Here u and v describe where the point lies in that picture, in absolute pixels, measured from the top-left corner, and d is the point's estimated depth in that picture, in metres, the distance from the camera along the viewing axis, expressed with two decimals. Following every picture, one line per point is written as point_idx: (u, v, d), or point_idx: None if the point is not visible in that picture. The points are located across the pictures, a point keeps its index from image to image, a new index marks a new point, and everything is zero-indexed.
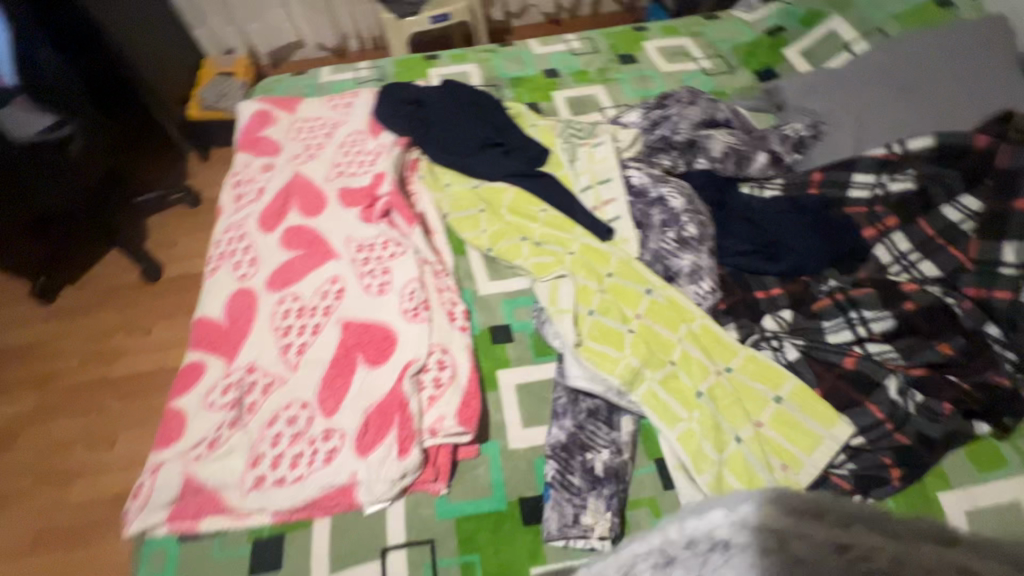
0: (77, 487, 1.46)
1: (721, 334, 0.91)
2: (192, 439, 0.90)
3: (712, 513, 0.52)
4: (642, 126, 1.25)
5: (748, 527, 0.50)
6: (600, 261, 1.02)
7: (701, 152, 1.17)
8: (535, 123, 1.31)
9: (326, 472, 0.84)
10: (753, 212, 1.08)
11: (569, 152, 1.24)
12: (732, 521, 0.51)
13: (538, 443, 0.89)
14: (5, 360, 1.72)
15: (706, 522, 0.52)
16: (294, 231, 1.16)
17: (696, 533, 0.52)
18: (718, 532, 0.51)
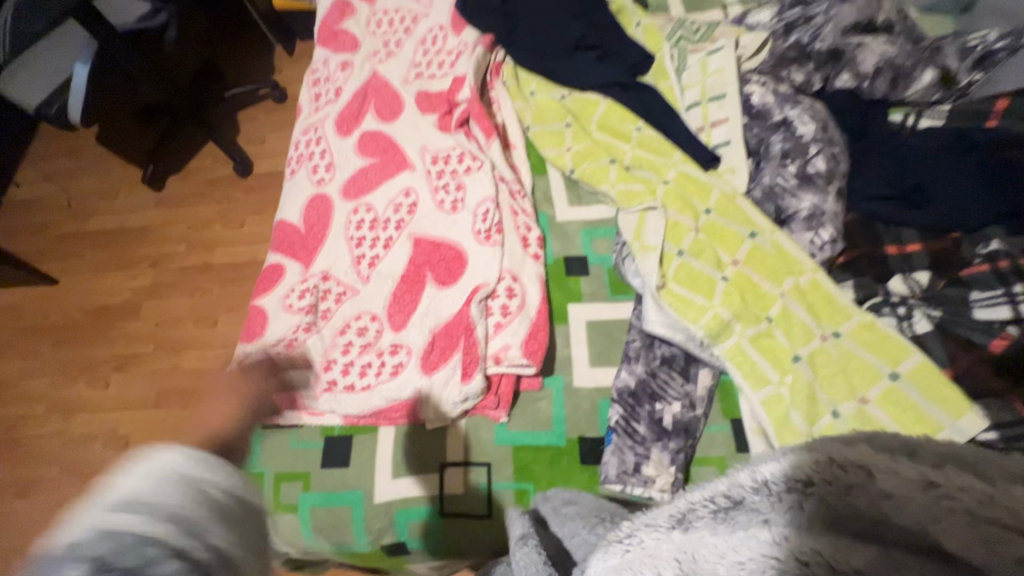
0: (186, 357, 1.66)
1: (835, 292, 0.78)
2: (273, 336, 0.96)
3: (792, 454, 0.41)
4: (773, 30, 1.03)
5: (837, 462, 0.39)
6: (698, 194, 0.89)
7: (846, 67, 0.95)
8: (639, 22, 1.13)
9: (391, 385, 0.86)
10: (905, 147, 0.87)
11: (677, 59, 1.05)
12: (818, 457, 0.40)
13: (604, 384, 0.85)
14: (130, 240, 1.90)
15: (782, 463, 0.41)
16: (370, 136, 1.11)
17: (769, 474, 0.41)
18: (800, 471, 0.40)
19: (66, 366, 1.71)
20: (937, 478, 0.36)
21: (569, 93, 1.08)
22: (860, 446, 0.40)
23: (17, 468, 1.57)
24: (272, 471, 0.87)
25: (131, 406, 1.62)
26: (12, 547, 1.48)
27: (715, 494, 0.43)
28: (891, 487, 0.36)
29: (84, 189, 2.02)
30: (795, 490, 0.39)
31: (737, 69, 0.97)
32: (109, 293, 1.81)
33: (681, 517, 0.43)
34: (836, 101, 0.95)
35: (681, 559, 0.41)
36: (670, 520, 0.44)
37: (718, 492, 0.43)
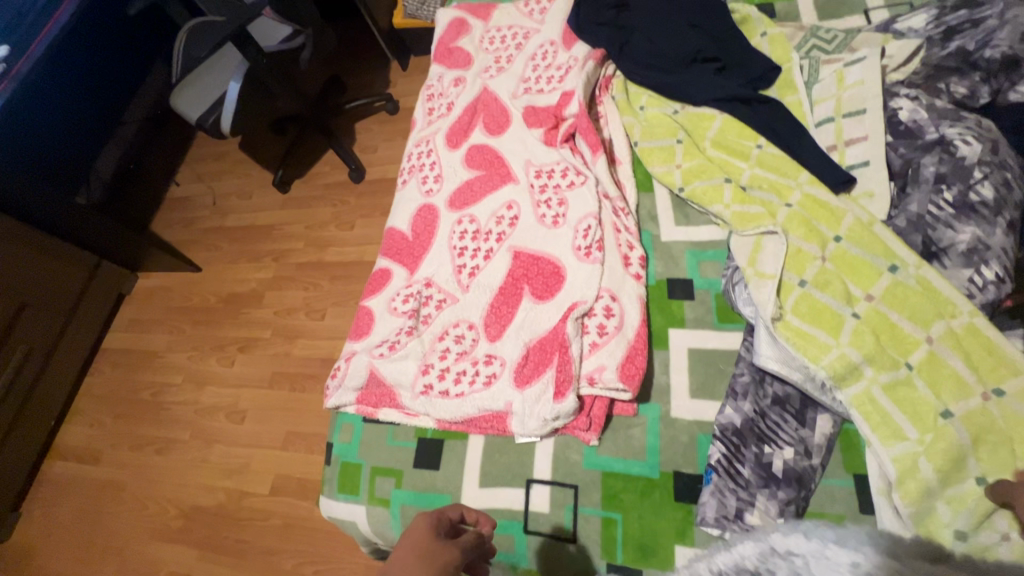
0: (298, 345, 1.83)
1: (1000, 342, 0.66)
2: (378, 337, 1.02)
3: (741, 546, 0.57)
4: (930, 35, 0.91)
5: (778, 553, 0.54)
6: (827, 219, 0.81)
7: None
8: (765, 30, 1.05)
9: (484, 395, 0.88)
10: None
11: (808, 71, 0.97)
12: (765, 549, 0.55)
13: (704, 418, 0.80)
14: (259, 235, 2.14)
15: (734, 556, 0.57)
16: (477, 150, 1.14)
17: (724, 563, 0.56)
18: (746, 561, 0.55)
19: (202, 343, 1.96)
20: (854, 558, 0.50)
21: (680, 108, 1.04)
22: (794, 535, 0.55)
23: (160, 427, 1.83)
24: (369, 464, 0.93)
25: (250, 384, 1.81)
26: (150, 496, 1.71)
27: None
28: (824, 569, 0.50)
29: (226, 190, 2.31)
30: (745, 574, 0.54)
31: (882, 82, 0.88)
32: (240, 282, 2.05)
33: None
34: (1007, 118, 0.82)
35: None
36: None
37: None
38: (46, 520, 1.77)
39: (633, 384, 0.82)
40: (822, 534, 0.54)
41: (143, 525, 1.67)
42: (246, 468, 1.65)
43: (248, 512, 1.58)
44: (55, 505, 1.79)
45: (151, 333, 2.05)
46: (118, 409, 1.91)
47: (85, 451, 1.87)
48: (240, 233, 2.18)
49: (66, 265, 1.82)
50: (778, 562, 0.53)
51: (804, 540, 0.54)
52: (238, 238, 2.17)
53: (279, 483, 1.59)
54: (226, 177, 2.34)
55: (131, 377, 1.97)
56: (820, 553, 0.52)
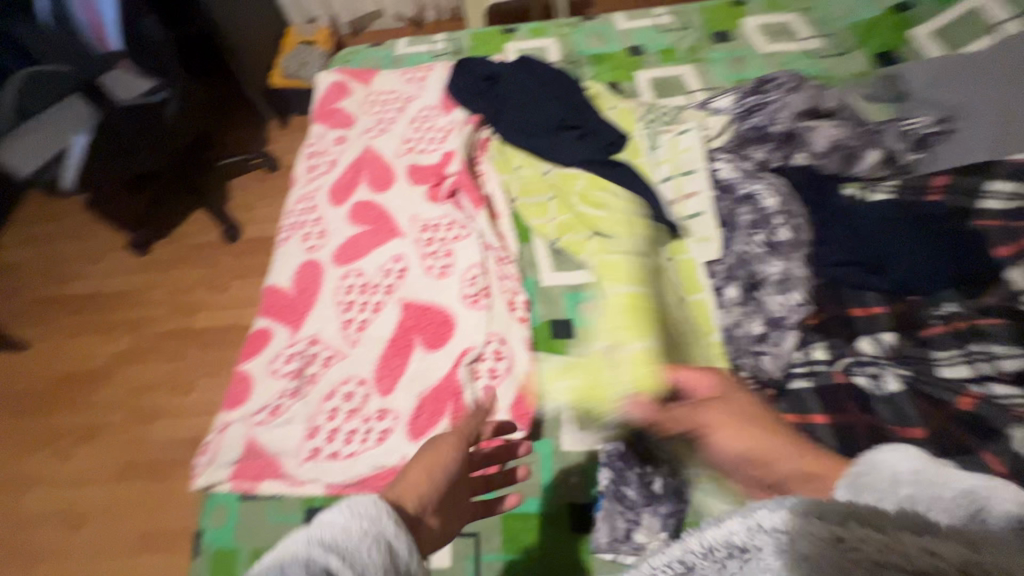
0: (158, 427, 1.59)
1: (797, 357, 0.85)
2: (258, 403, 0.95)
3: (729, 519, 0.44)
4: (734, 113, 1.13)
5: (763, 529, 0.41)
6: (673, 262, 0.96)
7: (801, 146, 1.05)
8: (613, 106, 1.24)
9: (377, 452, 0.86)
10: (864, 214, 0.94)
11: (650, 139, 1.15)
12: (750, 524, 0.42)
13: (592, 448, 0.85)
14: (110, 304, 1.88)
15: (723, 528, 0.44)
16: (362, 206, 1.16)
17: (712, 541, 0.44)
18: (734, 538, 0.42)
19: (27, 436, 1.63)
20: (844, 533, 0.37)
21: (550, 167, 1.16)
22: (782, 510, 0.41)
23: None
24: (249, 546, 0.82)
25: (93, 481, 1.53)
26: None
27: (670, 561, 0.46)
28: (804, 549, 0.38)
29: (65, 253, 2.02)
30: (734, 556, 0.42)
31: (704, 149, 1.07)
32: (83, 358, 1.77)
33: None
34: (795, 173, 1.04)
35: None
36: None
37: (676, 557, 0.46)
38: None
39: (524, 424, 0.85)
40: (808, 510, 0.40)
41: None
42: None
43: None
44: None
45: None
46: None
47: None
48: (84, 302, 1.90)
49: None
50: (762, 540, 0.40)
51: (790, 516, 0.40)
52: (82, 309, 1.88)
53: None
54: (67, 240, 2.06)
55: None
56: (803, 532, 0.38)
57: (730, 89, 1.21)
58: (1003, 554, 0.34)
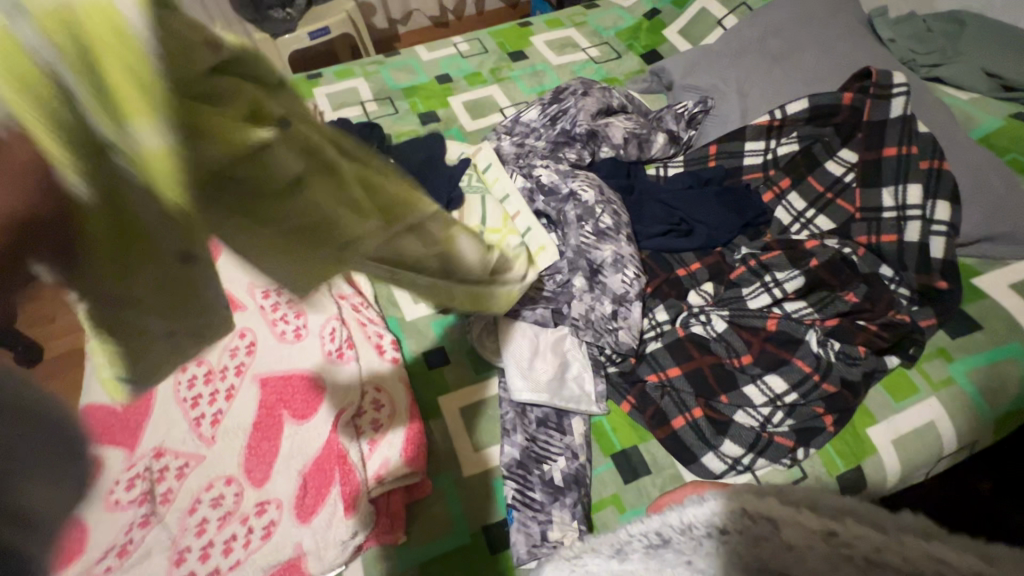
0: None
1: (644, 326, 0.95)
2: (98, 548, 0.77)
3: (711, 498, 0.42)
4: (542, 124, 1.23)
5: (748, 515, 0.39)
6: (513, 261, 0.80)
7: (603, 141, 1.18)
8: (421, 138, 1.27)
9: (266, 550, 0.77)
10: (663, 192, 1.11)
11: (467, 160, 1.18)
12: (736, 509, 0.40)
13: (492, 464, 0.86)
14: None
15: (704, 507, 0.42)
16: None
17: (692, 518, 0.42)
18: (714, 519, 0.41)
19: None
20: (837, 527, 0.36)
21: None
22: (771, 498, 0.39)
23: None
24: None
25: None
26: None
27: (648, 530, 0.45)
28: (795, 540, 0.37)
29: None
30: (713, 536, 0.41)
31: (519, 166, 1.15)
32: None
33: (621, 547, 0.47)
34: (604, 164, 1.17)
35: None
36: (612, 549, 0.48)
37: (652, 528, 0.45)
38: None
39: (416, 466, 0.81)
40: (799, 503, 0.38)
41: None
42: None
43: None
44: None
45: None
46: None
47: None
48: None
49: None
50: (736, 524, 0.40)
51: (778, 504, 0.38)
52: None
53: None
54: None
55: None
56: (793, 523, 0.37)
57: (534, 101, 1.33)
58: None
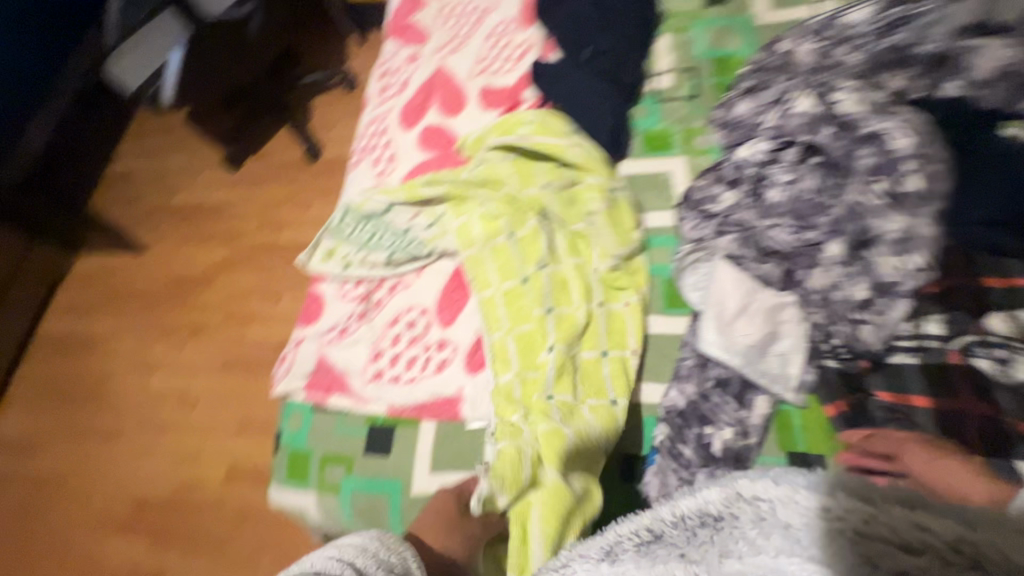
0: (252, 330, 1.88)
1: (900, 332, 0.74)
2: (330, 323, 1.01)
3: (704, 491, 0.52)
4: (870, 32, 0.93)
5: (743, 498, 0.49)
6: (561, 122, 1.01)
7: (954, 73, 0.85)
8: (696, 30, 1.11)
9: (435, 380, 0.89)
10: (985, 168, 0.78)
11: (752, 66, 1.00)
12: (728, 493, 0.50)
13: (651, 401, 0.83)
14: (209, 217, 2.16)
15: (697, 499, 0.52)
16: (432, 130, 1.14)
17: (686, 510, 0.52)
18: (710, 507, 0.51)
19: (155, 329, 2.01)
20: (830, 506, 0.45)
21: (630, 118, 1.06)
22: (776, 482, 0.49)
23: (114, 415, 1.89)
24: (319, 452, 0.91)
25: (206, 370, 1.87)
26: (114, 483, 1.77)
27: (638, 529, 0.53)
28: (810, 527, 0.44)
29: (175, 167, 2.32)
30: (709, 523, 0.50)
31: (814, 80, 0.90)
32: (191, 265, 2.09)
33: (610, 550, 0.53)
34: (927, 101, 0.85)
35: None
36: (600, 552, 0.53)
37: (644, 525, 0.53)
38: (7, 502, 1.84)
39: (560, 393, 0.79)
40: (790, 479, 0.48)
41: (109, 506, 1.74)
42: (199, 454, 1.74)
43: (201, 497, 1.66)
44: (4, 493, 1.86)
45: (90, 318, 2.10)
46: (62, 399, 1.97)
47: (31, 439, 1.94)
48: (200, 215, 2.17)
49: None
50: (743, 509, 0.49)
51: (775, 487, 0.48)
52: (201, 221, 2.17)
53: (234, 472, 1.67)
54: (187, 157, 2.33)
55: (72, 361, 2.04)
56: (787, 498, 0.47)
57: None
58: (994, 523, 0.40)
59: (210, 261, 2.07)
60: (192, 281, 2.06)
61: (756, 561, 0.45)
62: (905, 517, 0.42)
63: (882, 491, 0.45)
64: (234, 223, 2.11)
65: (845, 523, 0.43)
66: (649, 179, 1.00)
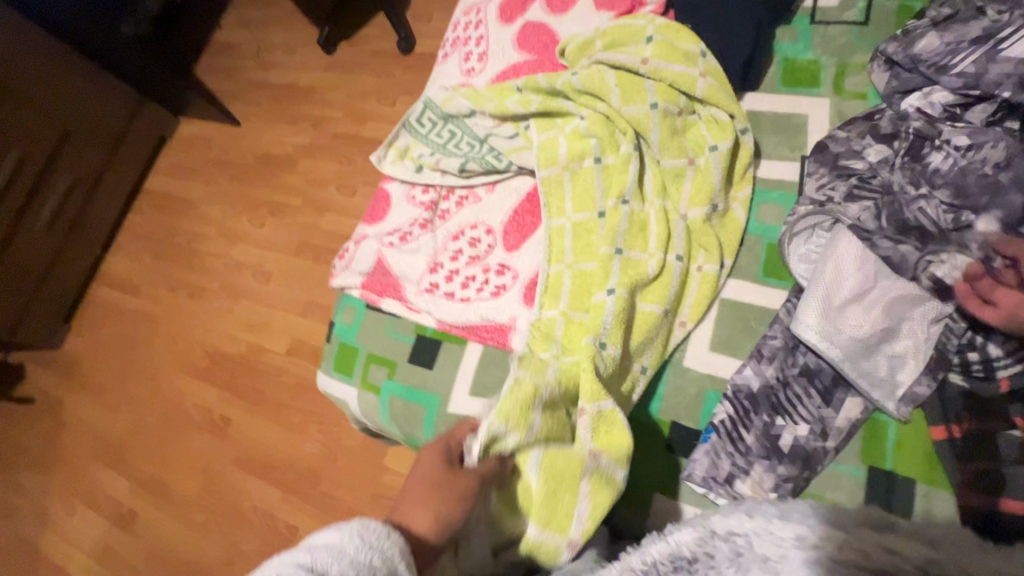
0: (325, 219, 1.92)
1: None
2: (393, 226, 0.97)
3: (678, 534, 0.60)
4: None
5: (716, 535, 0.58)
6: (687, 41, 0.83)
7: None
8: None
9: (489, 305, 0.84)
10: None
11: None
12: (701, 532, 0.58)
13: (719, 374, 0.74)
14: (298, 98, 2.17)
15: (669, 543, 0.60)
16: (533, 28, 1.00)
17: (658, 557, 0.59)
18: (683, 550, 0.59)
19: (240, 201, 2.12)
20: (811, 542, 0.53)
21: (772, 41, 0.87)
22: (754, 519, 0.56)
23: (198, 275, 2.06)
24: (366, 351, 0.92)
25: (279, 249, 1.96)
26: (195, 334, 1.97)
27: None
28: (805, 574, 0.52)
29: (272, 42, 2.31)
30: (683, 566, 0.58)
31: None
32: (278, 144, 2.13)
33: None
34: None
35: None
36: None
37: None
38: (110, 332, 2.11)
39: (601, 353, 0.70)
40: (765, 510, 0.57)
41: (191, 352, 1.95)
42: (267, 325, 1.87)
43: (265, 365, 1.82)
44: (107, 324, 2.13)
45: (187, 181, 2.25)
46: (159, 251, 2.17)
47: (131, 282, 2.16)
48: (291, 96, 2.18)
49: (105, 96, 2.03)
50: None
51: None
52: (290, 101, 2.18)
53: (296, 347, 1.80)
54: (285, 32, 2.30)
55: (170, 218, 2.21)
56: (760, 531, 0.55)
57: None
58: (954, 544, 0.51)
59: (295, 144, 2.10)
60: (276, 161, 2.11)
61: None
62: (873, 543, 0.52)
63: (852, 518, 0.54)
64: (321, 109, 2.10)
65: (821, 549, 0.52)
66: (778, 118, 0.83)
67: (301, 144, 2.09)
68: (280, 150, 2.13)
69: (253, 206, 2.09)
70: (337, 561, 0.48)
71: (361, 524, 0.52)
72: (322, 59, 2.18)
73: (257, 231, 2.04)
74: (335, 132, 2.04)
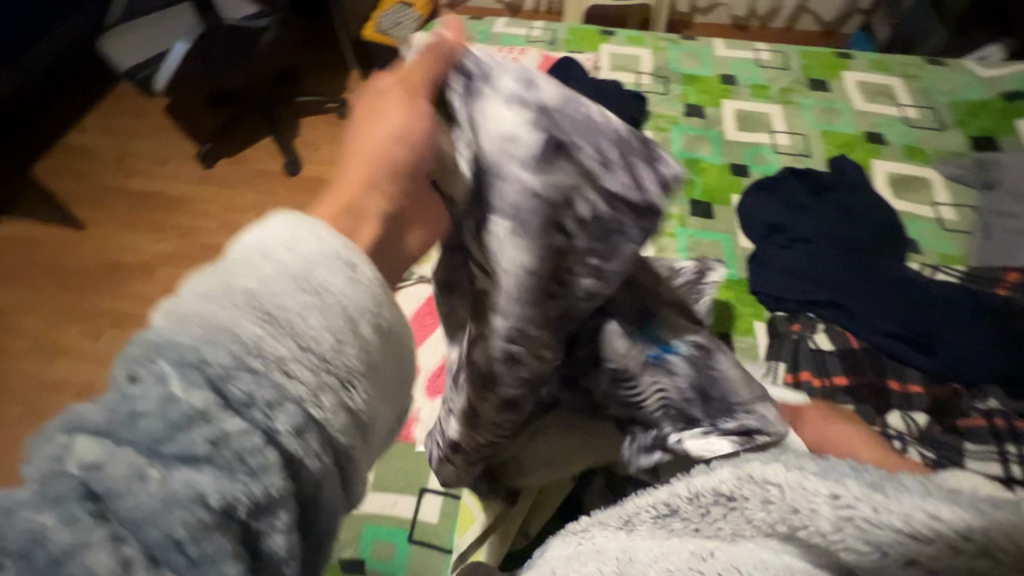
0: None
1: None
2: None
3: (719, 469, 0.45)
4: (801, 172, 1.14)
5: (753, 480, 0.43)
6: None
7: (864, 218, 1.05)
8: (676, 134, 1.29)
9: None
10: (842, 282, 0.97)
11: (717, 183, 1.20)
12: (740, 474, 0.44)
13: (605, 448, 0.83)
14: (163, 206, 2.09)
15: (712, 478, 0.45)
16: None
17: (701, 487, 0.45)
18: (723, 487, 0.44)
19: (67, 311, 1.85)
20: (839, 491, 0.38)
21: None
22: (776, 465, 0.42)
23: None
24: None
25: None
26: None
27: (655, 501, 0.48)
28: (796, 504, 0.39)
29: (137, 151, 2.24)
30: (720, 503, 0.44)
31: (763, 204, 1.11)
32: (131, 251, 1.97)
33: (627, 519, 0.50)
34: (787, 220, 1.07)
35: (622, 556, 0.46)
36: (618, 522, 0.50)
37: (661, 500, 0.48)
38: None
39: (414, 155, 0.47)
40: (803, 465, 0.41)
41: None
42: None
43: None
44: None
45: None
46: None
47: None
48: (155, 204, 2.09)
49: None
50: (752, 491, 0.42)
51: (785, 470, 0.42)
52: (153, 209, 2.08)
53: None
54: (156, 143, 2.27)
55: None
56: (797, 484, 0.40)
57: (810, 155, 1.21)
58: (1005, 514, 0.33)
59: (154, 251, 1.97)
60: (125, 268, 1.94)
61: (767, 548, 0.40)
62: (915, 509, 0.35)
63: (898, 482, 0.37)
64: (190, 218, 2.05)
65: (855, 513, 0.36)
66: None
67: (162, 251, 1.97)
68: (132, 256, 1.96)
69: (87, 315, 1.84)
70: (252, 274, 0.31)
71: (332, 241, 0.33)
72: (197, 172, 2.17)
73: (88, 344, 1.78)
74: (204, 242, 1.98)
